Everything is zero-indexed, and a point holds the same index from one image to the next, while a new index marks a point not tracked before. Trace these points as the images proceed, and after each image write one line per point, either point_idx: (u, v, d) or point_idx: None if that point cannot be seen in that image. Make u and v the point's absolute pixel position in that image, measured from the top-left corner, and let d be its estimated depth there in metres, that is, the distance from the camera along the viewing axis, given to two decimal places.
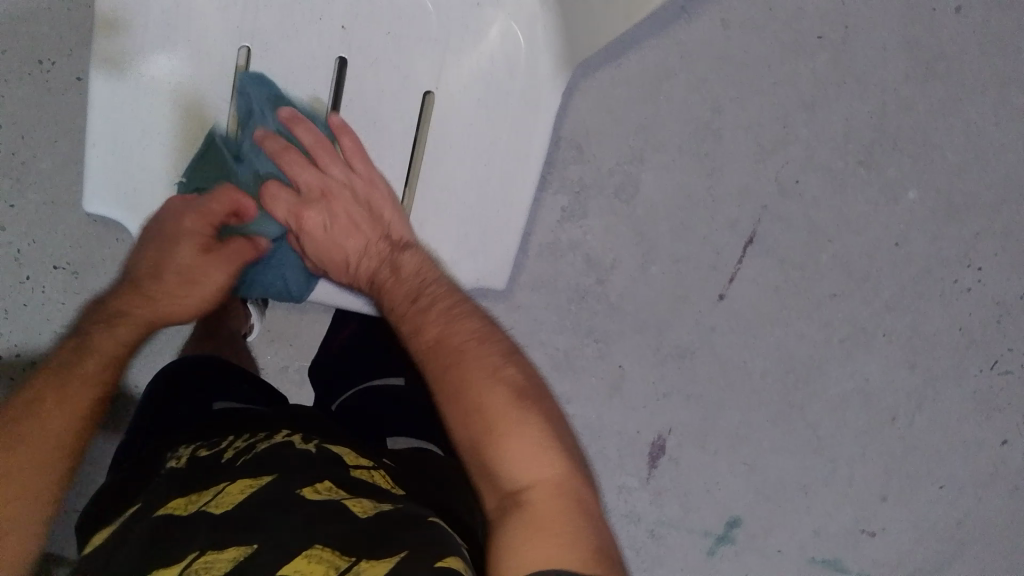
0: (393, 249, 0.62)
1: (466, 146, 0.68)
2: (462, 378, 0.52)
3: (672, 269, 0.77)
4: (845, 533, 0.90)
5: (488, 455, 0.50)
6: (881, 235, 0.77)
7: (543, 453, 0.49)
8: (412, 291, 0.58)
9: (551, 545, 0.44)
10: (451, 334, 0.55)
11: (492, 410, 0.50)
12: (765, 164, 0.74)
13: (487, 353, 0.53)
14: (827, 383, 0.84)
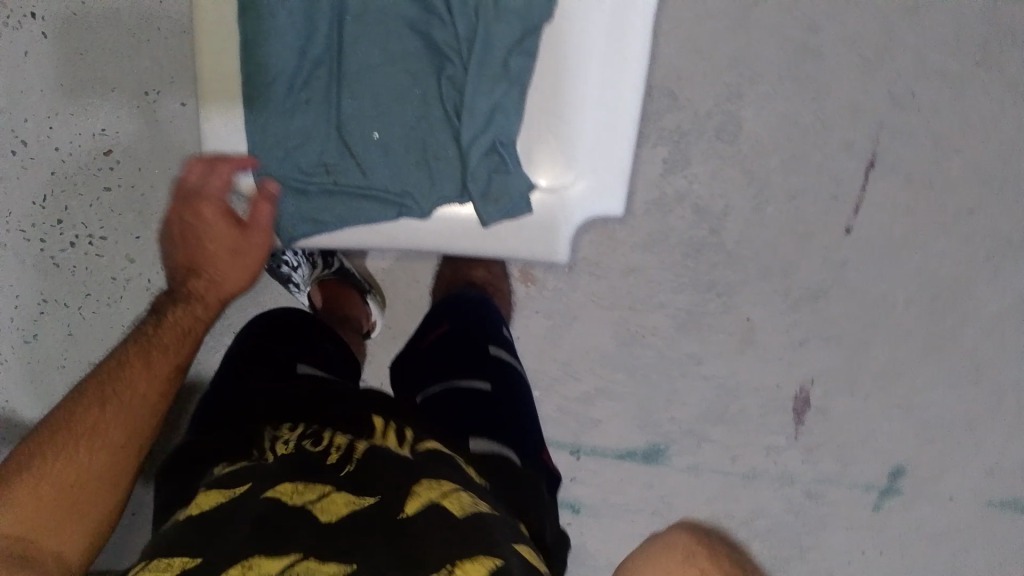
0: None
1: (568, 47, 0.57)
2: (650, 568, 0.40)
3: (789, 206, 0.74)
4: (1023, 469, 0.85)
5: None
6: (1013, 136, 0.73)
7: None
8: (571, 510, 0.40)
9: None
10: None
11: None
12: (874, 78, 0.70)
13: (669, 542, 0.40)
14: (977, 306, 0.78)
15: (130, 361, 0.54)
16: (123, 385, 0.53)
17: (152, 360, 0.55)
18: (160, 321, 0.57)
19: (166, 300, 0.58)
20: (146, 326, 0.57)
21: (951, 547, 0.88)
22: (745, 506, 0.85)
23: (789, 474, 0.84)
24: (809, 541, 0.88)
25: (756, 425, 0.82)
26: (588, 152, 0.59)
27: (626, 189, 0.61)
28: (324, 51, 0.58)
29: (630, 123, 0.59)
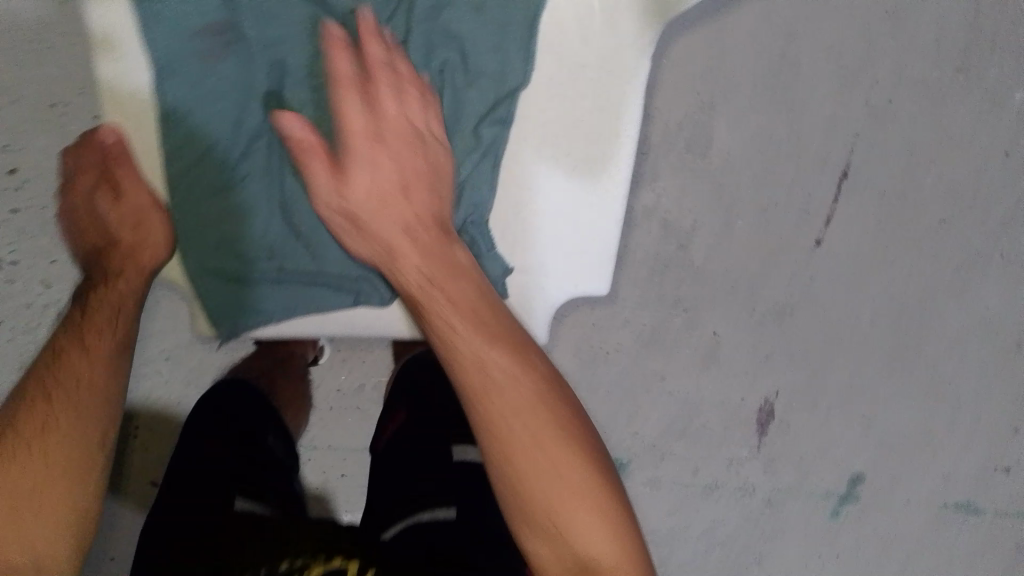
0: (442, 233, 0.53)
1: (543, 126, 0.58)
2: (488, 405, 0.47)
3: (759, 221, 0.70)
4: (976, 474, 0.85)
5: (519, 479, 0.46)
6: (990, 147, 0.70)
7: (603, 521, 0.46)
8: (421, 281, 0.51)
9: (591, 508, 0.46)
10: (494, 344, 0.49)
11: (510, 404, 0.47)
12: (852, 90, 0.67)
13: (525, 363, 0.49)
14: (943, 319, 0.77)
15: (66, 347, 0.50)
16: (80, 387, 0.49)
17: (90, 340, 0.51)
18: (87, 308, 0.53)
19: (83, 287, 0.55)
20: (70, 313, 0.53)
21: (904, 551, 0.88)
22: (705, 517, 0.83)
23: (749, 485, 0.83)
24: (768, 550, 0.86)
25: (719, 439, 0.80)
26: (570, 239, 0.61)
27: (610, 271, 0.62)
28: (264, 121, 0.55)
29: (614, 208, 0.60)
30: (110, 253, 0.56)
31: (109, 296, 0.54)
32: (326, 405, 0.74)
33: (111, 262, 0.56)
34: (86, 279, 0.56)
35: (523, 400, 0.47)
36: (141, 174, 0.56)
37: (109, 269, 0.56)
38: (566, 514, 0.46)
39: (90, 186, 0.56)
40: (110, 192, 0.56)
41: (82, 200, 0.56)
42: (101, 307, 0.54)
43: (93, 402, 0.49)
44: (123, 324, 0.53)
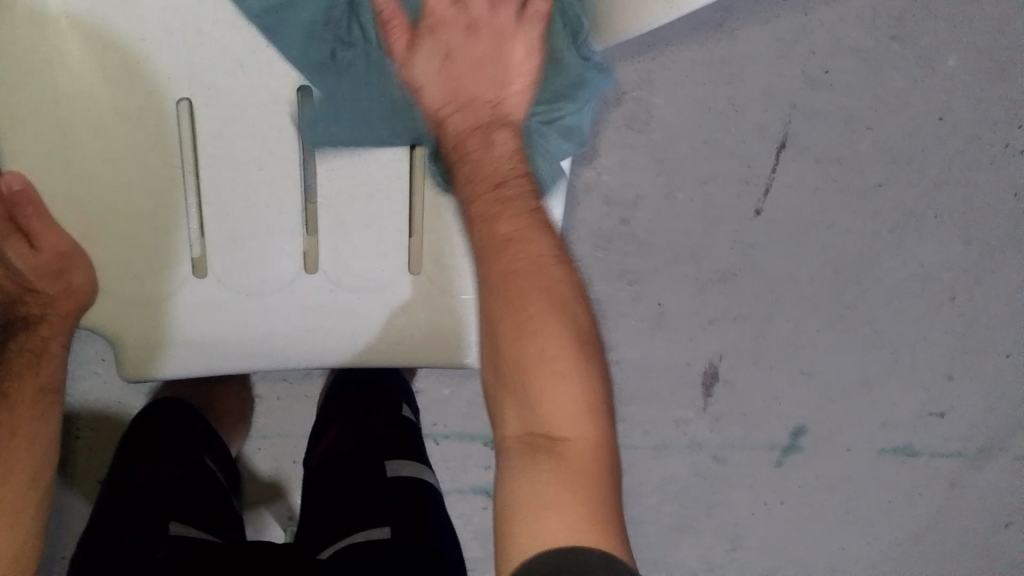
0: (495, 185, 0.54)
1: None
2: (519, 289, 0.51)
3: (700, 192, 0.71)
4: (913, 419, 0.88)
5: (521, 376, 0.50)
6: (923, 111, 0.70)
7: (571, 396, 0.49)
8: (494, 175, 0.54)
9: (560, 502, 0.45)
10: (547, 337, 0.50)
11: (528, 362, 0.50)
12: (788, 58, 0.66)
13: (553, 283, 0.52)
14: (880, 276, 0.78)
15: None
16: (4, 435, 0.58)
17: (11, 390, 0.59)
18: (4, 358, 0.59)
19: (6, 336, 0.60)
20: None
21: (845, 491, 0.92)
22: (656, 473, 0.86)
23: (697, 442, 0.85)
24: (716, 499, 0.89)
25: (666, 400, 0.82)
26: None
27: None
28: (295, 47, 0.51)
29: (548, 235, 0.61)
30: (30, 300, 0.59)
31: (30, 343, 0.60)
32: (271, 397, 0.75)
33: (31, 308, 0.60)
34: (7, 325, 0.61)
35: (581, 388, 0.49)
36: (50, 220, 0.54)
37: (28, 316, 0.60)
38: (545, 386, 0.49)
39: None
40: (25, 241, 0.56)
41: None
42: (20, 353, 0.59)
43: (12, 447, 0.58)
44: (44, 365, 0.60)
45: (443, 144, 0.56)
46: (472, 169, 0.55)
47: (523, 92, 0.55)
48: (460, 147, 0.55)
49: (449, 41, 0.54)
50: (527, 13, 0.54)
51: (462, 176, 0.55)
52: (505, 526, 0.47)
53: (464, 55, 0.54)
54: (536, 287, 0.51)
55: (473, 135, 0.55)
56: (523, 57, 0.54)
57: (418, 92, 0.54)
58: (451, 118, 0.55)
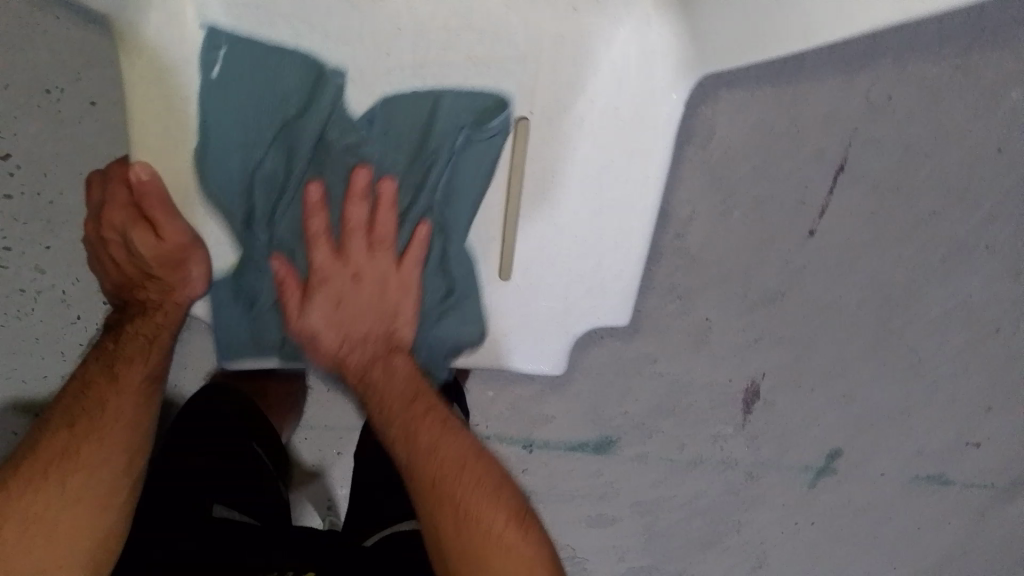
0: (385, 352, 0.61)
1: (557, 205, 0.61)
2: (455, 502, 0.58)
3: (755, 211, 0.71)
4: (948, 448, 0.88)
5: (475, 559, 0.56)
6: (982, 142, 0.71)
7: (518, 540, 0.57)
8: (405, 392, 0.60)
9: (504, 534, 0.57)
10: (472, 493, 0.58)
11: (447, 459, 0.59)
12: (853, 84, 0.67)
13: (482, 470, 0.59)
14: (925, 305, 0.78)
15: (99, 380, 0.58)
16: (105, 419, 0.57)
17: (121, 370, 0.59)
18: (119, 338, 0.60)
19: (120, 317, 0.62)
20: (106, 343, 0.60)
21: (874, 517, 0.92)
22: (688, 489, 0.87)
23: (731, 459, 0.85)
24: (746, 517, 0.90)
25: (705, 416, 0.82)
26: (582, 277, 0.64)
27: (630, 306, 0.66)
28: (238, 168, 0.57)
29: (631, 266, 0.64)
30: (148, 286, 0.61)
31: (145, 329, 0.60)
32: (322, 388, 0.74)
33: (149, 293, 0.61)
34: (123, 307, 0.62)
35: (498, 522, 0.57)
36: (175, 208, 0.57)
37: (147, 301, 0.61)
38: (492, 558, 0.56)
39: (122, 220, 0.58)
40: (151, 229, 0.57)
41: (115, 235, 0.59)
42: (135, 337, 0.60)
43: (115, 429, 0.57)
44: (154, 354, 0.60)
45: (319, 338, 0.61)
46: (382, 402, 0.60)
47: (413, 265, 0.60)
48: (341, 308, 0.60)
49: (321, 258, 0.59)
50: (402, 250, 0.60)
51: (341, 357, 0.61)
52: (477, 570, 0.56)
53: (352, 300, 0.60)
54: (421, 425, 0.60)
55: (357, 305, 0.61)
56: (404, 252, 0.60)
57: (306, 326, 0.60)
58: (320, 315, 0.60)
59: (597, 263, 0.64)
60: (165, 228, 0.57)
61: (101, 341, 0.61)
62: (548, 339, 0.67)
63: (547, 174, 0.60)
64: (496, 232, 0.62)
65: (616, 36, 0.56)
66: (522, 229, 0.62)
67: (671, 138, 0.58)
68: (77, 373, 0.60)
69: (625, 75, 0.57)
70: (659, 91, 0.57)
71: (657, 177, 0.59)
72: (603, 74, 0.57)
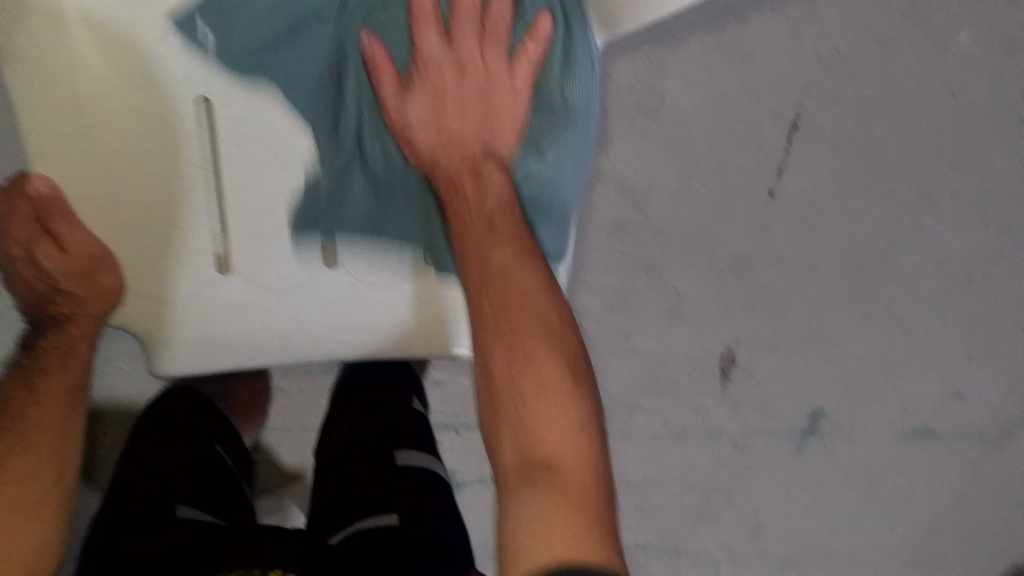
0: (474, 166, 0.55)
1: None
2: (519, 372, 0.49)
3: (714, 177, 0.71)
4: (934, 401, 0.87)
5: (518, 407, 0.48)
6: (937, 90, 0.70)
7: (569, 432, 0.47)
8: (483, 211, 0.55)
9: (554, 417, 0.48)
10: (539, 360, 0.50)
11: (540, 388, 0.49)
12: (800, 41, 0.67)
13: (538, 332, 0.51)
14: (896, 258, 0.78)
15: (17, 395, 0.56)
16: (28, 430, 0.55)
17: (41, 384, 0.57)
18: (35, 353, 0.58)
19: (35, 333, 0.59)
20: (21, 360, 0.58)
21: (866, 476, 0.91)
22: (675, 463, 0.86)
23: (716, 429, 0.85)
24: (737, 486, 0.89)
25: (684, 388, 0.82)
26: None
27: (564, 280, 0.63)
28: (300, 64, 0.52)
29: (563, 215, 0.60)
30: (58, 299, 0.58)
31: (60, 340, 0.58)
32: (291, 386, 0.76)
33: (60, 307, 0.58)
34: (37, 324, 0.59)
35: (521, 282, 0.52)
36: (77, 218, 0.53)
37: (58, 315, 0.58)
38: (532, 403, 0.48)
39: (25, 236, 0.55)
40: (54, 242, 0.54)
41: (21, 250, 0.56)
42: (50, 349, 0.58)
43: (42, 437, 0.56)
44: (72, 364, 0.59)
45: (412, 134, 0.55)
46: (458, 211, 0.55)
47: (527, 66, 0.54)
48: (440, 103, 0.55)
49: (382, 87, 0.53)
50: (518, 47, 0.54)
51: (431, 162, 0.56)
52: (520, 430, 0.48)
53: (453, 95, 0.55)
54: (497, 242, 0.54)
55: (457, 102, 0.55)
56: (516, 55, 0.54)
57: (405, 117, 0.55)
58: (418, 108, 0.55)
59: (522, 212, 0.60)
60: (67, 241, 0.54)
61: (16, 360, 0.59)
62: None
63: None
64: None
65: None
66: None
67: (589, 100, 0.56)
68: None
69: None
70: (574, 52, 0.55)
71: (576, 143, 0.57)
72: None
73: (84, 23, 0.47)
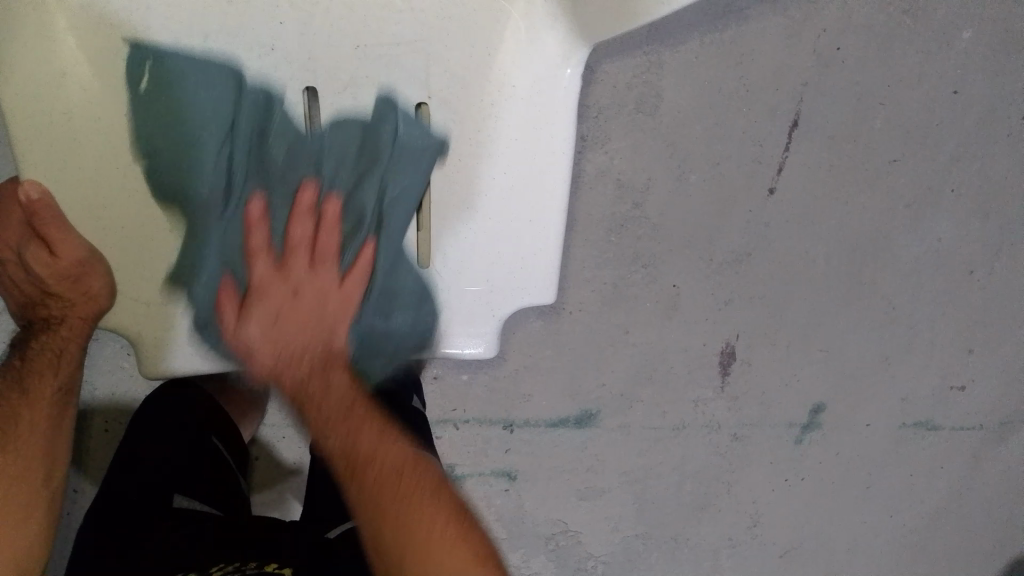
0: (321, 365, 0.54)
1: (461, 174, 0.59)
2: (386, 511, 0.50)
3: (712, 174, 0.71)
4: (932, 394, 0.88)
5: (388, 535, 0.50)
6: (937, 85, 0.70)
7: (456, 543, 0.49)
8: (343, 399, 0.53)
9: (441, 573, 0.48)
10: (393, 457, 0.52)
11: (384, 499, 0.50)
12: (799, 38, 0.67)
13: (417, 484, 0.51)
14: (896, 253, 0.78)
15: (8, 396, 0.55)
16: (20, 429, 0.55)
17: (32, 386, 0.56)
18: (26, 354, 0.57)
19: (25, 336, 0.58)
20: (11, 362, 0.57)
21: (864, 468, 0.92)
22: (673, 455, 0.87)
23: (715, 421, 0.85)
24: (736, 477, 0.89)
25: (683, 381, 0.82)
26: (502, 260, 0.62)
27: (555, 283, 0.64)
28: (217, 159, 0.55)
29: (552, 226, 0.61)
30: (49, 302, 0.57)
31: (51, 343, 0.58)
32: None
33: (51, 310, 0.58)
34: (26, 326, 0.59)
35: (392, 458, 0.52)
36: (68, 224, 0.53)
37: (49, 317, 0.58)
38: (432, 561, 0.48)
39: (17, 238, 0.55)
40: (43, 246, 0.54)
41: (11, 254, 0.56)
42: (41, 352, 0.57)
43: (30, 440, 0.56)
44: (63, 367, 0.58)
45: (255, 355, 0.54)
46: (318, 414, 0.52)
47: (355, 278, 0.57)
48: (278, 315, 0.54)
49: (256, 238, 0.54)
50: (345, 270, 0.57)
51: (276, 375, 0.54)
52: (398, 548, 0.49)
53: (295, 302, 0.54)
54: (363, 430, 0.53)
55: (303, 309, 0.54)
56: (347, 268, 0.57)
57: (242, 340, 0.54)
58: (258, 327, 0.54)
59: (514, 228, 0.61)
60: (57, 248, 0.53)
61: (5, 362, 0.57)
62: (481, 322, 0.64)
63: (456, 151, 0.59)
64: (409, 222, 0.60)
65: (509, 16, 0.55)
66: (435, 199, 0.60)
67: (572, 109, 0.57)
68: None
69: (522, 52, 0.56)
70: (553, 66, 0.56)
71: (563, 152, 0.58)
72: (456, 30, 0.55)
73: (70, 28, 0.50)
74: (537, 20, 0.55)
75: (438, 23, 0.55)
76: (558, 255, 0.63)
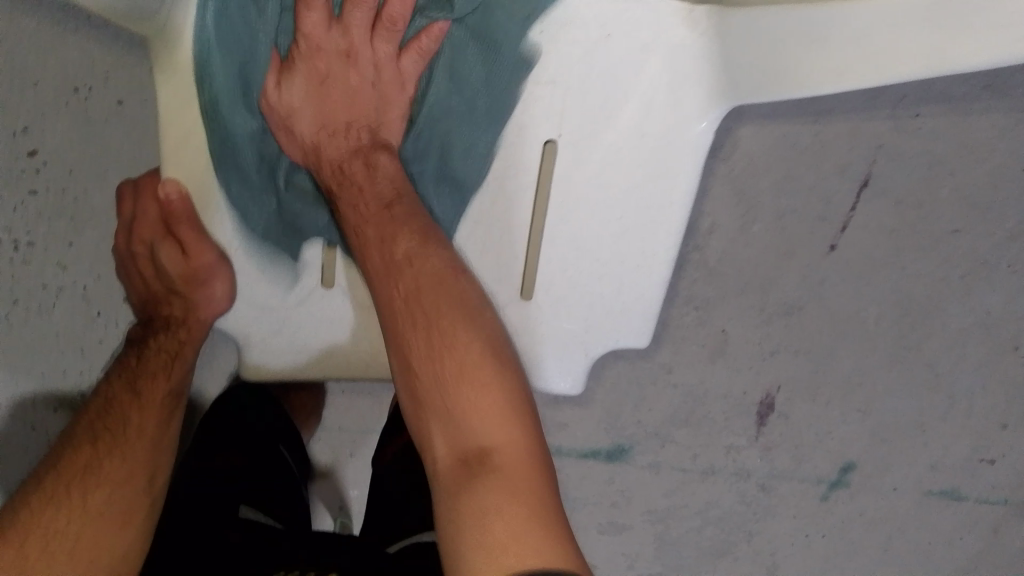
0: (369, 148, 0.60)
1: (570, 211, 0.61)
2: (460, 406, 0.52)
3: (775, 226, 0.73)
4: (962, 464, 0.85)
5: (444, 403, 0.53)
6: (1008, 159, 0.71)
7: (494, 400, 0.52)
8: (380, 196, 0.59)
9: (485, 394, 0.52)
10: (465, 348, 0.54)
11: (470, 406, 0.52)
12: (878, 102, 0.70)
13: (482, 367, 0.54)
14: (945, 322, 0.78)
15: (121, 398, 0.60)
16: (128, 435, 0.58)
17: (143, 387, 0.60)
18: (143, 354, 0.62)
19: (145, 332, 0.64)
20: (128, 359, 0.62)
21: (886, 532, 0.88)
22: (699, 498, 0.85)
23: (745, 470, 0.84)
24: (758, 530, 0.88)
25: (718, 426, 0.82)
26: (601, 301, 0.63)
27: (648, 329, 0.64)
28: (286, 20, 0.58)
29: (656, 275, 0.62)
30: (171, 302, 0.64)
31: (167, 344, 0.63)
32: (337, 392, 0.77)
33: (173, 309, 0.64)
34: (147, 322, 0.65)
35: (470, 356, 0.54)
36: (199, 228, 0.61)
37: (170, 317, 0.64)
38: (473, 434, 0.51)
39: (152, 235, 0.63)
40: (175, 246, 0.62)
41: (146, 251, 0.64)
42: (157, 353, 0.63)
43: (136, 443, 0.58)
44: (175, 368, 0.63)
45: (297, 119, 0.60)
46: (357, 196, 0.59)
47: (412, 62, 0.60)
48: (326, 93, 0.61)
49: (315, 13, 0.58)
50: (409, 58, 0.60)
51: (317, 150, 0.61)
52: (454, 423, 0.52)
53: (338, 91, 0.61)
54: (405, 226, 0.58)
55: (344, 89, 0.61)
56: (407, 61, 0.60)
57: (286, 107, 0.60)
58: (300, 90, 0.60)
59: (616, 273, 0.62)
60: (187, 246, 0.62)
61: (123, 358, 0.63)
62: (572, 360, 0.65)
63: (575, 191, 0.60)
64: (520, 254, 0.62)
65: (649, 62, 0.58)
66: (550, 230, 0.61)
67: (696, 165, 0.58)
68: (101, 392, 0.61)
69: (654, 102, 0.58)
70: (688, 120, 0.57)
71: (681, 202, 0.59)
72: (601, 75, 0.59)
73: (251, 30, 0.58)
74: (686, 77, 0.57)
75: (580, 68, 0.59)
76: (660, 301, 0.63)
